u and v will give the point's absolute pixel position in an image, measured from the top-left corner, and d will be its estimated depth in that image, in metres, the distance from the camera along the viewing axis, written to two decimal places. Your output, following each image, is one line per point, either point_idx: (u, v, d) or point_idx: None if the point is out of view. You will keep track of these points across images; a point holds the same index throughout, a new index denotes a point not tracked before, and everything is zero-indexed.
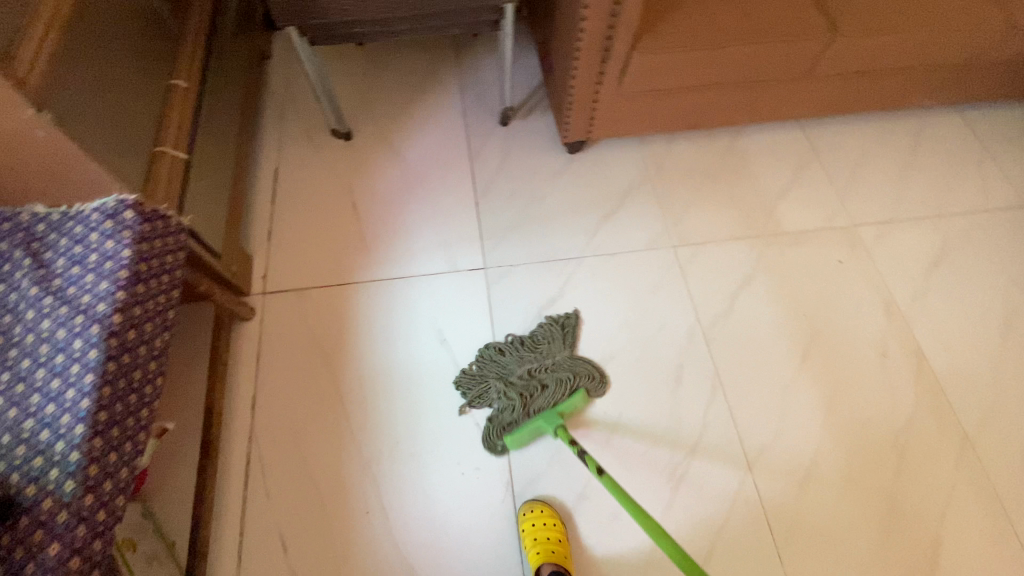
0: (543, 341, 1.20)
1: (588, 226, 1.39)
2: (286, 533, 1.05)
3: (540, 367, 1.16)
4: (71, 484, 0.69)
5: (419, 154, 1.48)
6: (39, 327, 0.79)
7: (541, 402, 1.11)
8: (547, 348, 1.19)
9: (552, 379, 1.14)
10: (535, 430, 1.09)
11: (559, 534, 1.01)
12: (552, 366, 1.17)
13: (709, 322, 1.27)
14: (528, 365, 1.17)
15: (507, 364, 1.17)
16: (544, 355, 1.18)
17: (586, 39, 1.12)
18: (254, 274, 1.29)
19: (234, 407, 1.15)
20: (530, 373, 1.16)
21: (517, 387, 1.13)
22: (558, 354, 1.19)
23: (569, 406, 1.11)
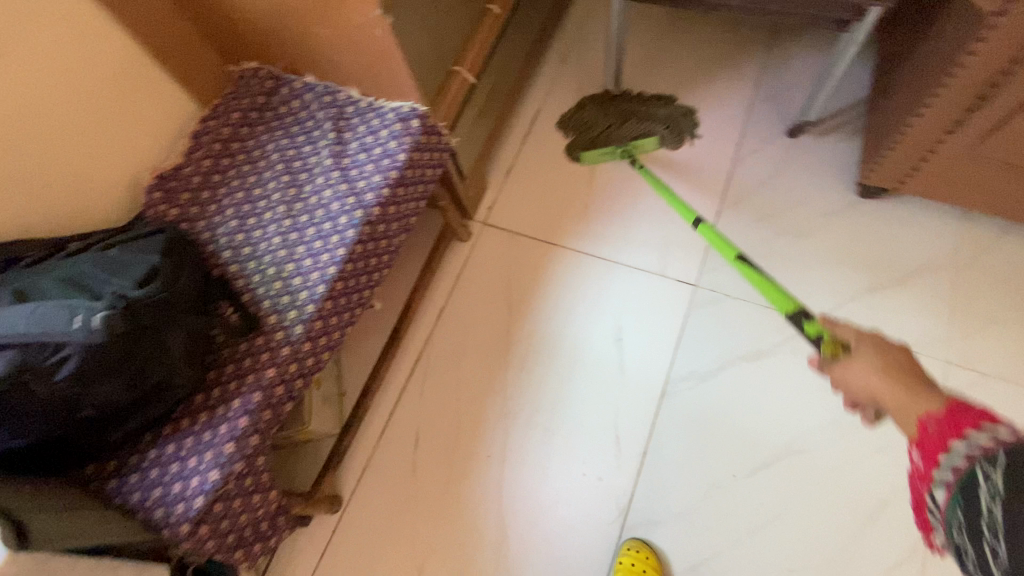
0: (654, 99, 1.36)
1: (840, 290, 1.14)
2: (422, 437, 1.16)
3: (635, 107, 1.33)
4: (299, 329, 0.83)
5: (680, 138, 1.35)
6: (321, 193, 0.93)
7: (619, 126, 1.30)
8: (656, 101, 1.35)
9: (636, 121, 1.29)
10: (604, 151, 1.27)
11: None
12: (647, 108, 1.33)
13: None
14: (632, 101, 1.34)
15: (615, 99, 1.37)
16: (647, 99, 1.36)
17: (965, 74, 0.85)
18: (482, 201, 1.36)
19: (424, 310, 1.27)
20: (626, 107, 1.33)
21: (608, 117, 1.33)
22: (660, 109, 1.33)
23: (639, 145, 1.26)
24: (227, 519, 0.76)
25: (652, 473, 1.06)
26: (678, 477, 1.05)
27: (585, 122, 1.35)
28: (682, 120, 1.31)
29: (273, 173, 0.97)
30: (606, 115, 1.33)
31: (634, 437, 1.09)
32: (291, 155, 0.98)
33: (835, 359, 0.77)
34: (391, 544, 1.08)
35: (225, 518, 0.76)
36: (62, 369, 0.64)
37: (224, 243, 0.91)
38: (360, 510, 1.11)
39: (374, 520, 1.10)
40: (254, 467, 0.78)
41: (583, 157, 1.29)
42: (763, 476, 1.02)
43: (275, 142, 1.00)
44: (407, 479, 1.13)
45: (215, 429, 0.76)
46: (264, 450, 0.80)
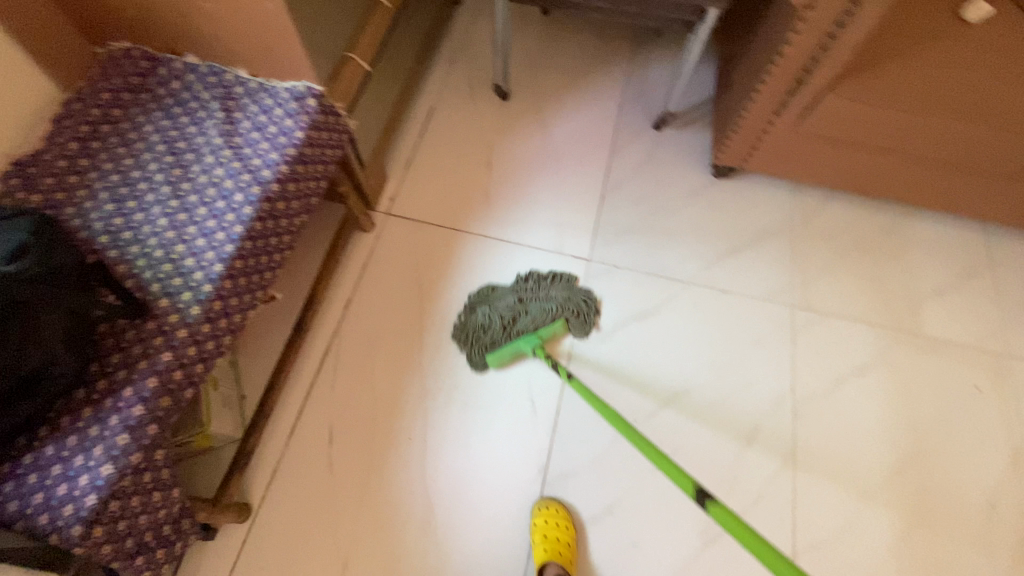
0: (529, 277, 1.26)
1: (707, 255, 1.32)
2: (337, 430, 1.12)
3: (525, 294, 1.23)
4: (196, 310, 0.78)
5: (565, 132, 1.48)
6: (212, 172, 0.89)
7: (523, 325, 1.18)
8: (535, 283, 1.25)
9: (535, 318, 1.19)
10: (514, 351, 1.15)
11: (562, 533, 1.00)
12: (529, 291, 1.24)
13: (801, 394, 1.18)
14: (516, 300, 1.22)
15: (500, 294, 1.23)
16: (535, 290, 1.24)
17: (783, 63, 1.05)
18: (382, 193, 1.37)
19: (329, 302, 1.24)
20: (517, 306, 1.21)
21: (510, 322, 1.18)
22: (552, 291, 1.24)
23: (547, 330, 1.17)
24: (124, 521, 0.69)
25: (566, 430, 1.13)
26: (589, 432, 1.13)
27: (477, 326, 1.19)
28: (582, 304, 1.22)
29: (154, 154, 0.91)
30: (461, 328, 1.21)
31: (547, 400, 1.15)
32: (173, 135, 0.92)
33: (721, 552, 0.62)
34: (311, 545, 1.02)
35: (121, 519, 0.69)
36: None
37: (98, 228, 0.83)
38: (274, 515, 1.04)
39: (291, 524, 1.04)
40: (152, 461, 0.72)
41: (488, 361, 1.14)
42: (660, 420, 1.14)
43: (153, 122, 0.93)
44: (325, 475, 1.08)
45: (102, 423, 0.69)
46: (163, 443, 0.73)
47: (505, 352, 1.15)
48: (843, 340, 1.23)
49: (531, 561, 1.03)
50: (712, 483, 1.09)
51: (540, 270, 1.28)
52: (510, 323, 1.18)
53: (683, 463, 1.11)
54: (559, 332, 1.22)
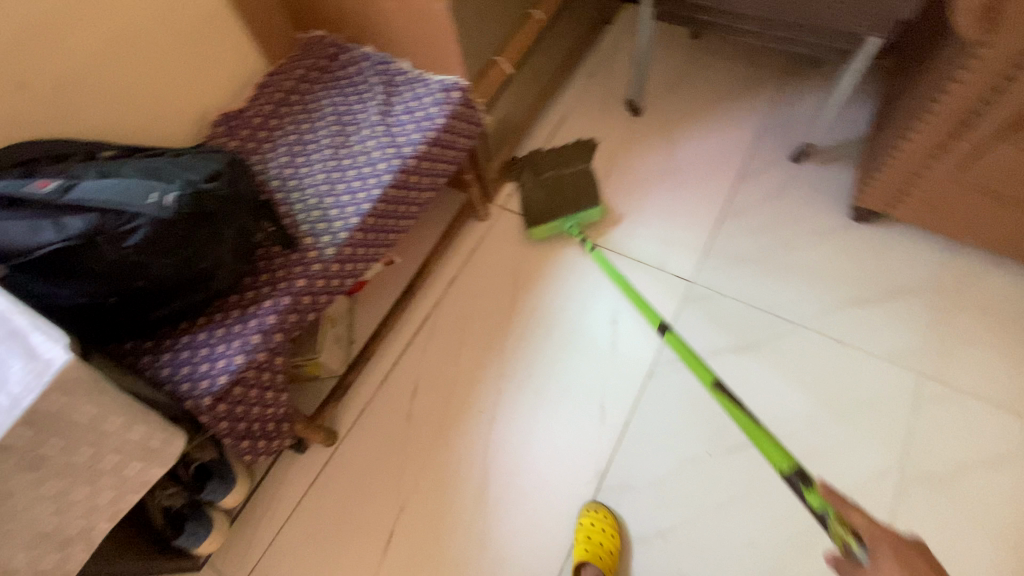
0: (562, 156, 1.47)
1: (825, 300, 1.22)
2: (419, 389, 1.22)
3: (547, 169, 1.43)
4: (330, 251, 0.92)
5: (691, 154, 1.47)
6: (364, 143, 1.04)
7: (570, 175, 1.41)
8: (565, 164, 1.44)
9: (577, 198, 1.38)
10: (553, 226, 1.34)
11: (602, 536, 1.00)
12: (569, 175, 1.42)
13: (911, 472, 1.03)
14: (555, 170, 1.43)
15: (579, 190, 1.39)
16: (569, 164, 1.45)
17: (951, 101, 0.95)
18: (503, 188, 1.47)
19: (437, 276, 1.36)
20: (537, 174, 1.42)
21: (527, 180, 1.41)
22: (577, 165, 1.44)
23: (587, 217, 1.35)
24: (241, 406, 0.84)
25: (632, 443, 1.12)
26: (654, 450, 1.10)
27: (555, 181, 1.40)
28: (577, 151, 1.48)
29: (325, 123, 1.09)
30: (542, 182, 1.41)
31: (618, 409, 1.15)
32: (343, 110, 1.10)
33: (852, 558, 0.64)
34: (377, 483, 1.13)
35: (239, 404, 0.84)
36: (131, 238, 0.75)
37: (274, 175, 1.03)
38: (352, 448, 1.17)
39: (364, 460, 1.16)
40: (271, 364, 0.87)
41: (534, 232, 1.33)
42: (736, 458, 1.08)
43: (330, 99, 1.12)
44: (401, 425, 1.18)
45: (244, 324, 0.85)
46: (281, 353, 0.88)
47: (554, 223, 1.33)
48: (978, 424, 1.06)
49: (567, 558, 1.03)
50: (780, 539, 1.01)
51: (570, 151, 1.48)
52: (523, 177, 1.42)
53: (752, 509, 1.04)
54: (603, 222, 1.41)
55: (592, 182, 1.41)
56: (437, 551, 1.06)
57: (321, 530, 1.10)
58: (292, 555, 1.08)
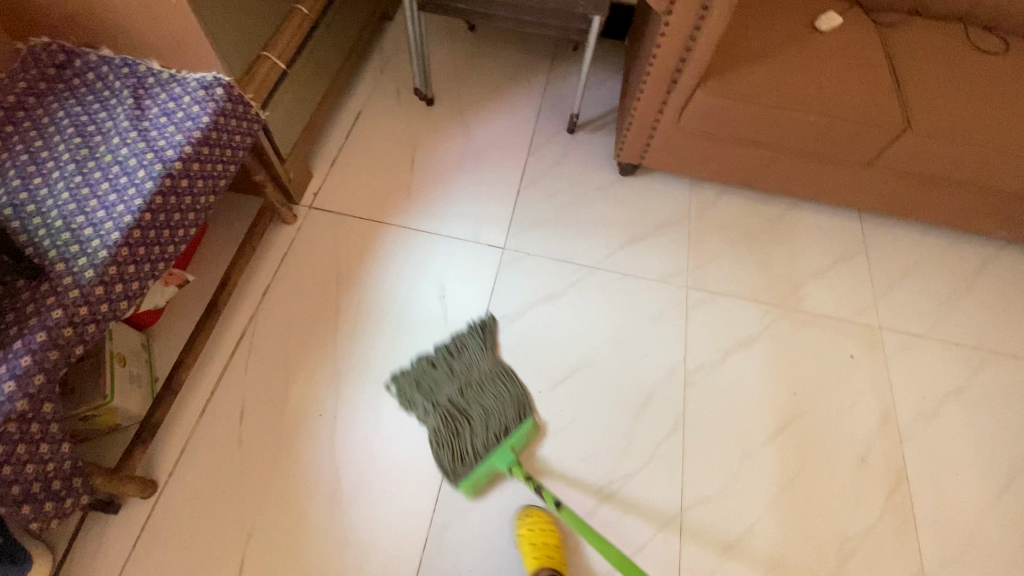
0: (462, 348, 1.24)
1: (610, 243, 1.43)
2: (248, 408, 1.15)
3: (470, 388, 1.19)
4: (90, 273, 0.83)
5: (485, 135, 1.59)
6: (116, 152, 0.94)
7: (482, 436, 1.13)
8: (467, 356, 1.23)
9: (486, 414, 1.16)
10: (487, 469, 1.09)
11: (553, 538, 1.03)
12: (476, 382, 1.20)
13: (694, 365, 1.27)
14: (457, 391, 1.19)
15: (438, 385, 1.19)
16: (466, 369, 1.22)
17: (658, 62, 1.18)
18: (308, 188, 1.43)
19: (248, 289, 1.28)
20: (460, 400, 1.17)
21: (452, 423, 1.14)
22: (479, 365, 1.22)
23: (519, 440, 1.13)
24: (4, 468, 0.72)
25: None
26: None
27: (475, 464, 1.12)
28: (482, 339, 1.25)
29: (63, 136, 0.96)
30: (448, 419, 1.15)
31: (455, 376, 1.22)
32: (83, 120, 0.98)
33: None
34: (216, 518, 1.04)
35: (0, 467, 0.71)
36: None
37: (2, 201, 0.88)
38: (180, 489, 1.06)
39: (196, 498, 1.05)
40: (38, 413, 0.75)
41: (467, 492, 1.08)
42: (561, 391, 1.22)
43: (65, 109, 0.99)
44: (233, 451, 1.10)
45: None
46: (50, 397, 0.77)
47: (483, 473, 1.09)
48: (733, 317, 1.34)
49: (432, 525, 1.07)
50: (608, 449, 1.16)
51: (459, 333, 1.26)
52: (456, 427, 1.14)
53: (583, 430, 1.18)
54: (536, 437, 1.17)
55: (524, 398, 1.19)
56: (298, 564, 1.02)
57: None
58: None
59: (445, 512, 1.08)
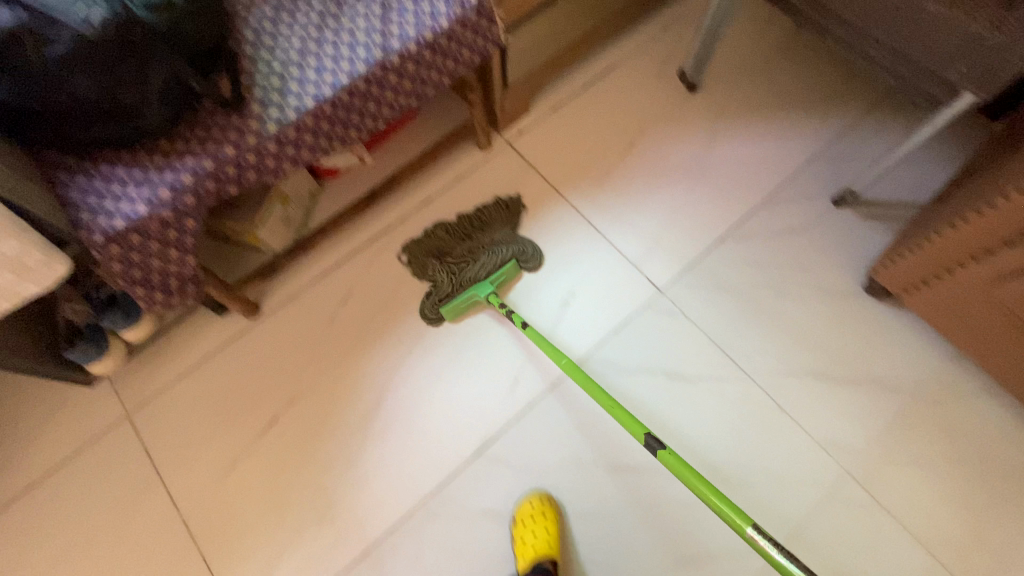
0: (486, 220, 1.22)
1: (784, 361, 1.12)
2: (352, 295, 1.19)
3: (478, 248, 1.18)
4: (272, 127, 0.85)
5: (727, 156, 1.30)
6: (354, 19, 0.92)
7: (472, 274, 1.14)
8: (490, 231, 1.21)
9: (483, 258, 1.16)
10: (468, 299, 1.12)
11: (553, 524, 0.99)
12: (487, 245, 1.18)
13: None
14: (465, 249, 1.18)
15: (448, 245, 1.20)
16: (484, 236, 1.20)
17: (1015, 200, 0.78)
18: (517, 122, 1.34)
19: (413, 190, 1.27)
20: (467, 257, 1.17)
21: (451, 265, 1.16)
22: (496, 232, 1.21)
23: (500, 275, 1.14)
24: (136, 254, 0.82)
25: (527, 425, 1.08)
26: (547, 442, 1.07)
27: (456, 273, 1.15)
28: (502, 224, 1.22)
29: None
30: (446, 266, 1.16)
31: (530, 389, 1.11)
32: None
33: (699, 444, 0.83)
34: (280, 367, 1.14)
35: (134, 251, 0.82)
36: (57, 49, 0.68)
37: (251, 25, 0.91)
38: (269, 330, 1.16)
39: (278, 344, 1.15)
40: (179, 225, 0.83)
41: (450, 312, 1.13)
42: (616, 476, 1.04)
43: None
44: (323, 323, 1.17)
45: (161, 174, 0.81)
46: (194, 216, 0.84)
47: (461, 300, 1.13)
48: (876, 542, 1.00)
49: (422, 505, 1.03)
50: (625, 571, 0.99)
51: (488, 207, 1.23)
52: (451, 269, 1.16)
53: (614, 529, 1.02)
54: (542, 310, 1.17)
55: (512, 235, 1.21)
56: (311, 449, 1.08)
57: (217, 388, 1.12)
58: (183, 403, 1.11)
59: (443, 505, 1.03)
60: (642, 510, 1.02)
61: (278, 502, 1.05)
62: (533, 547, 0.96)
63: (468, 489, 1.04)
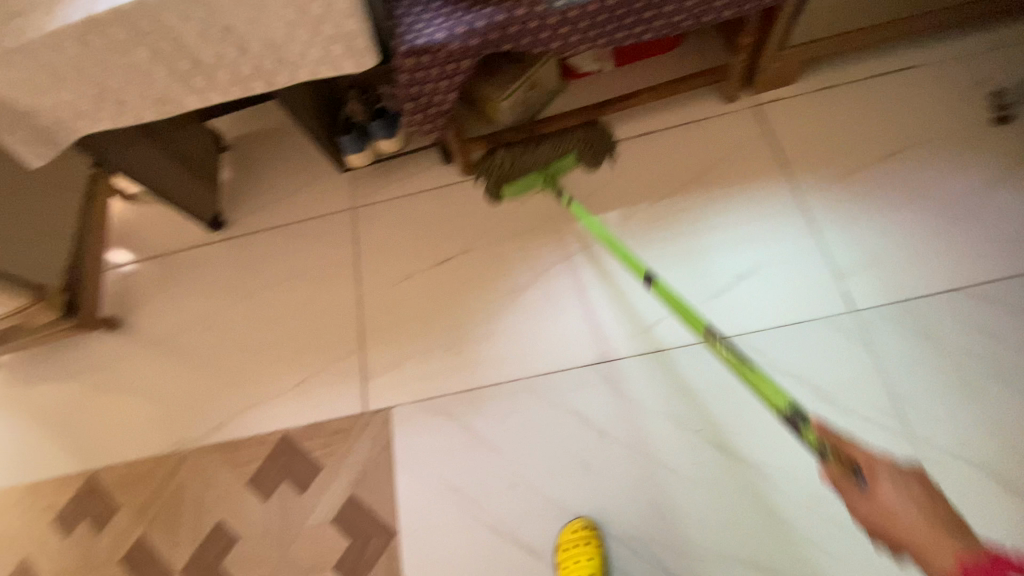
0: (563, 143, 1.27)
1: (961, 443, 0.96)
2: (547, 189, 1.30)
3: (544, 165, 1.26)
4: (560, 3, 0.95)
5: (1004, 207, 1.09)
6: None
7: (532, 161, 1.26)
8: (565, 137, 1.27)
9: (546, 160, 1.26)
10: (529, 180, 1.25)
11: (594, 553, 0.96)
12: (550, 148, 1.26)
13: None
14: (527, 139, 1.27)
15: (521, 154, 1.26)
16: (556, 138, 1.27)
17: None
18: (775, 91, 1.27)
19: (641, 118, 1.31)
20: (526, 142, 1.27)
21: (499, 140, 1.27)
22: (567, 146, 1.26)
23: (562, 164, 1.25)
24: (420, 73, 1.01)
25: (649, 365, 1.11)
26: (658, 387, 1.09)
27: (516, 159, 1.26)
28: (595, 139, 1.28)
29: None
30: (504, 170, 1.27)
31: (666, 338, 1.12)
32: None
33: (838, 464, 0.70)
34: (467, 220, 1.31)
35: (419, 70, 1.00)
36: None
37: None
38: (472, 189, 1.34)
39: (473, 202, 1.32)
40: (458, 61, 0.99)
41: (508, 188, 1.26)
42: (712, 449, 1.03)
43: None
44: (515, 201, 1.30)
45: (464, 16, 0.97)
46: (470, 59, 1.00)
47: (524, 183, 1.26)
48: None
49: (528, 380, 1.14)
50: (678, 530, 1.00)
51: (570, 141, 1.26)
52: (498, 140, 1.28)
53: (684, 490, 1.01)
54: (715, 272, 1.15)
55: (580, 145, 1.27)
56: (463, 294, 1.25)
57: (416, 215, 1.34)
58: (390, 215, 1.35)
59: (545, 388, 1.13)
60: (720, 489, 1.00)
61: (421, 321, 1.24)
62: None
63: (570, 388, 1.12)
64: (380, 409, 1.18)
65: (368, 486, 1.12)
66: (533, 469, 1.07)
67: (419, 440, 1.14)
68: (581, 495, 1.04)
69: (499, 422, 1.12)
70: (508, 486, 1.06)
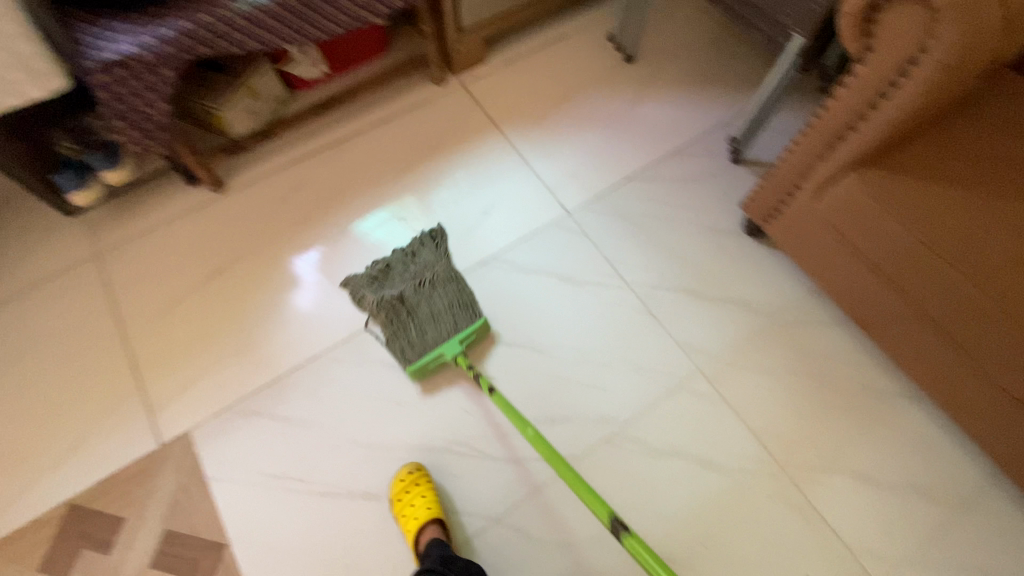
0: (417, 254, 1.22)
1: (660, 276, 1.27)
2: (303, 186, 1.38)
3: (424, 287, 1.16)
4: (244, 6, 1.07)
5: (644, 114, 1.49)
6: None
7: (433, 335, 1.13)
8: (421, 261, 1.22)
9: (436, 314, 1.14)
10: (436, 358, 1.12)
11: (427, 488, 1.04)
12: (428, 282, 1.17)
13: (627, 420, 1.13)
14: (410, 287, 1.16)
15: (404, 313, 1.15)
16: (420, 266, 1.21)
17: (822, 118, 0.95)
18: (472, 68, 1.56)
19: (373, 110, 1.48)
20: (409, 295, 1.15)
21: (393, 317, 1.15)
22: (443, 293, 1.16)
23: (471, 335, 1.13)
24: (120, 87, 1.03)
25: None
26: None
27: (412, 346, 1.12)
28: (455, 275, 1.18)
29: None
30: (398, 340, 1.14)
31: None
32: None
33: None
34: (231, 232, 1.32)
35: (118, 83, 1.02)
36: None
37: None
38: (228, 203, 1.35)
39: (233, 214, 1.34)
40: (158, 69, 1.04)
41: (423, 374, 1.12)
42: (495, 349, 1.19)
43: None
44: (275, 203, 1.36)
45: (152, 28, 1.03)
46: (172, 66, 1.05)
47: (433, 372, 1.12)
48: (713, 428, 1.12)
49: (326, 352, 1.19)
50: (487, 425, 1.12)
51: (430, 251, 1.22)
52: (392, 319, 1.15)
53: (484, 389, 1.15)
54: (463, 214, 1.36)
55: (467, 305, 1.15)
56: (245, 300, 1.25)
57: (173, 241, 1.31)
58: (144, 249, 1.30)
59: (343, 352, 1.19)
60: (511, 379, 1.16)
61: (207, 336, 1.21)
62: (421, 515, 1.00)
63: (366, 344, 1.20)
64: (178, 435, 1.11)
65: (184, 514, 1.05)
66: (349, 425, 1.12)
67: (230, 446, 1.10)
68: (398, 429, 1.12)
69: (309, 398, 1.15)
70: (331, 450, 1.10)
